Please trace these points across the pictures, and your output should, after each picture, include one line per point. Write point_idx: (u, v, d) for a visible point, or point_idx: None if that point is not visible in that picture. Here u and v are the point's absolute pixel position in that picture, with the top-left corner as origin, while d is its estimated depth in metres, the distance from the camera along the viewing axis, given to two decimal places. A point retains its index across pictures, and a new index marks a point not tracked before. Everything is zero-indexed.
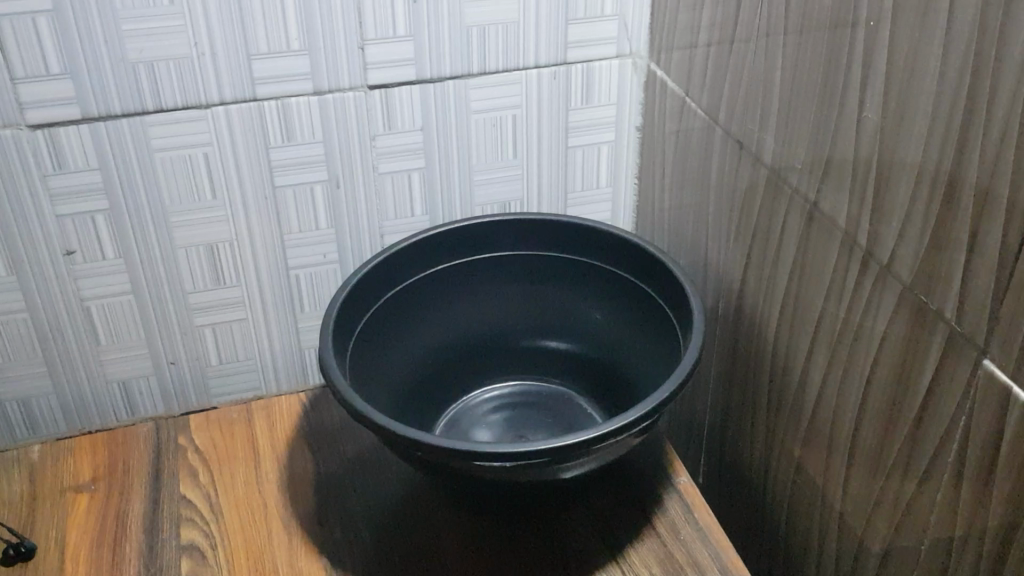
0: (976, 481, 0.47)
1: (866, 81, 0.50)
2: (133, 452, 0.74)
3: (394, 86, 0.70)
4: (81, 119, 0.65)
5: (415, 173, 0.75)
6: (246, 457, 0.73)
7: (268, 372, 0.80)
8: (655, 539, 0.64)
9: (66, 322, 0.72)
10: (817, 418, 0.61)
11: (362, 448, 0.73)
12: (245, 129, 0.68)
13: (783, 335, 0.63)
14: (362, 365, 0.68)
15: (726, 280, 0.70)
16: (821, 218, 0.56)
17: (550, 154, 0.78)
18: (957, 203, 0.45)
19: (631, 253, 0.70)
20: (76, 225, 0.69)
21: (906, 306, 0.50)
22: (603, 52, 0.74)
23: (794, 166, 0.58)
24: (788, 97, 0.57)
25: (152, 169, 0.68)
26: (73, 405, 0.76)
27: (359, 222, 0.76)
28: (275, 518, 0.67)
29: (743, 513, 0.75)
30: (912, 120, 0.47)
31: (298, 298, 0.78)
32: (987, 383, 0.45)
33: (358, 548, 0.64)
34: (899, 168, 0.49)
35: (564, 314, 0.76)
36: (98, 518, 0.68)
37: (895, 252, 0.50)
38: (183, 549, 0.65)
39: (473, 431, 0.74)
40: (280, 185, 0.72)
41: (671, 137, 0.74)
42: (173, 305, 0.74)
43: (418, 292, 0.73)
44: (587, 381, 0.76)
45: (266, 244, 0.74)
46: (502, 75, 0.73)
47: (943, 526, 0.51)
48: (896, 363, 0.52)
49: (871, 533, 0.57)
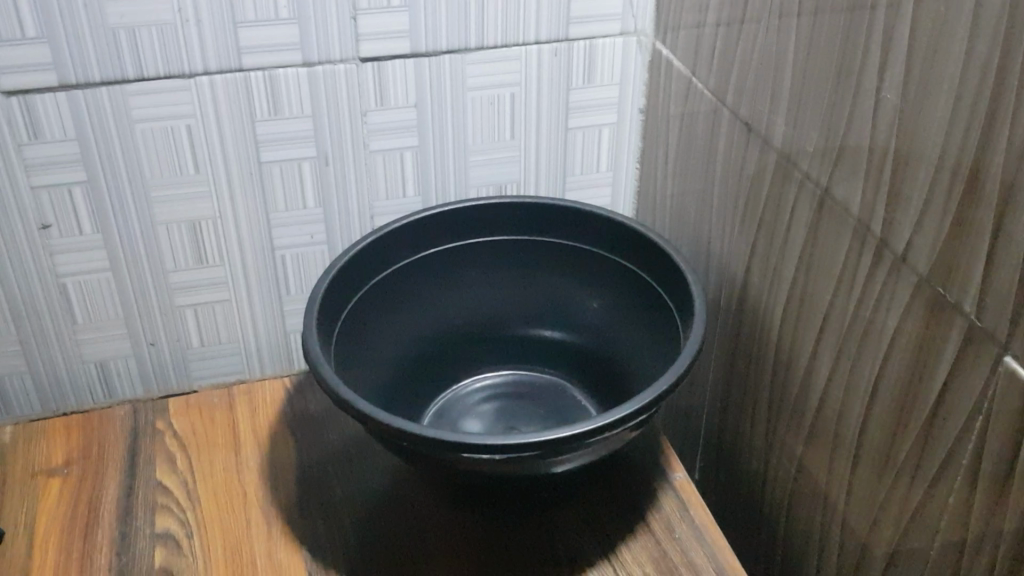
0: (992, 485, 0.45)
1: (885, 61, 0.47)
2: (109, 433, 0.71)
3: (387, 59, 0.67)
4: (58, 86, 0.62)
5: (408, 152, 0.72)
6: (226, 443, 0.70)
7: (252, 355, 0.78)
8: (649, 538, 0.61)
9: (41, 299, 0.69)
10: (822, 415, 0.58)
11: (347, 436, 0.70)
12: (231, 101, 0.66)
13: (788, 328, 0.61)
14: (349, 350, 0.65)
15: (729, 271, 0.68)
16: (833, 205, 0.54)
17: (548, 136, 0.76)
18: (982, 191, 0.42)
19: (631, 240, 0.68)
20: (53, 198, 0.66)
21: (920, 300, 0.47)
22: (606, 29, 0.71)
23: (805, 151, 0.55)
24: (801, 78, 0.55)
25: (133, 141, 0.65)
26: (48, 386, 0.74)
27: (348, 201, 0.73)
28: (254, 508, 0.64)
29: (741, 513, 0.72)
30: (934, 103, 0.44)
31: (284, 280, 0.75)
32: (1007, 382, 0.42)
33: (340, 541, 0.61)
34: (918, 154, 0.46)
35: (560, 303, 0.73)
36: (70, 503, 0.65)
37: (910, 242, 0.47)
38: (158, 538, 0.62)
39: (463, 421, 0.71)
40: (266, 160, 0.69)
41: (676, 120, 0.72)
42: (153, 284, 0.71)
43: (407, 276, 0.70)
44: (581, 372, 0.73)
45: (251, 222, 0.71)
46: (502, 51, 0.70)
47: (954, 529, 0.48)
48: (908, 360, 0.49)
49: (876, 537, 0.55)
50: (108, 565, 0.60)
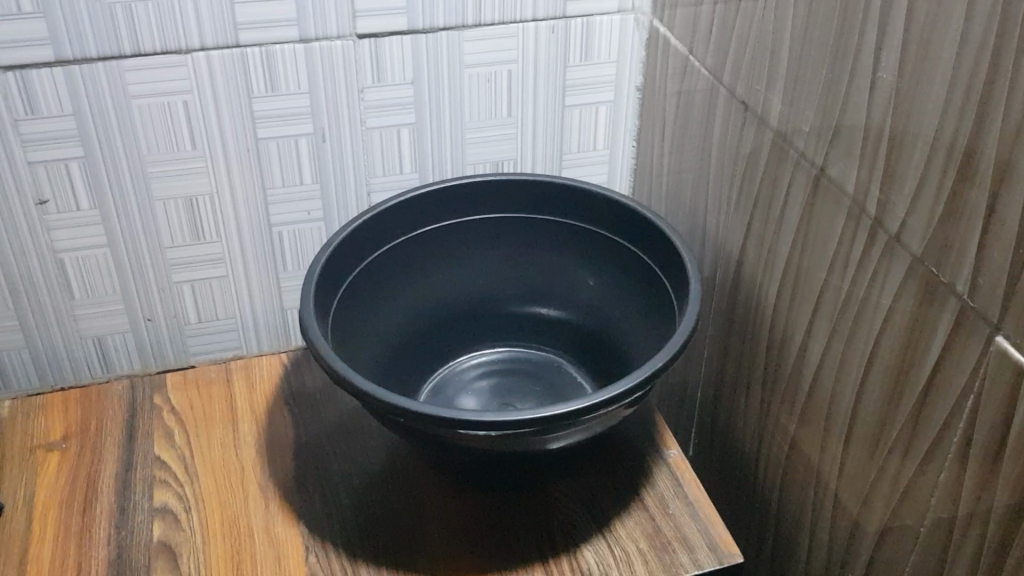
0: (982, 463, 0.45)
1: (881, 41, 0.47)
2: (107, 407, 0.71)
3: (384, 35, 0.67)
4: (55, 62, 0.62)
5: (405, 129, 0.72)
6: (223, 418, 0.71)
7: (249, 330, 0.78)
8: (643, 513, 0.61)
9: (38, 274, 0.70)
10: (815, 394, 0.59)
11: (344, 412, 0.71)
12: (227, 78, 0.65)
13: (783, 307, 0.61)
14: (346, 327, 0.65)
15: (725, 249, 0.68)
16: (828, 184, 0.54)
17: (545, 113, 0.76)
18: (976, 172, 0.42)
19: (627, 218, 0.68)
20: (50, 173, 0.66)
21: (914, 280, 0.48)
22: (603, 6, 0.71)
23: (801, 130, 0.55)
24: (798, 57, 0.55)
25: (130, 117, 0.65)
26: (46, 361, 0.74)
27: (345, 177, 0.73)
28: (252, 483, 0.65)
29: (735, 490, 0.73)
30: (930, 83, 0.44)
31: (281, 255, 0.75)
32: (998, 362, 0.43)
33: (336, 516, 0.62)
34: (913, 134, 0.46)
35: (556, 280, 0.73)
36: (69, 477, 0.66)
37: (905, 222, 0.48)
38: (156, 512, 0.63)
39: (459, 397, 0.72)
40: (264, 137, 0.69)
41: (673, 98, 0.72)
42: (150, 260, 0.72)
43: (404, 254, 0.70)
44: (577, 350, 0.74)
45: (249, 198, 0.71)
46: (498, 28, 0.70)
47: (944, 506, 0.48)
48: (901, 339, 0.49)
49: (868, 514, 0.55)
50: (107, 539, 0.61)
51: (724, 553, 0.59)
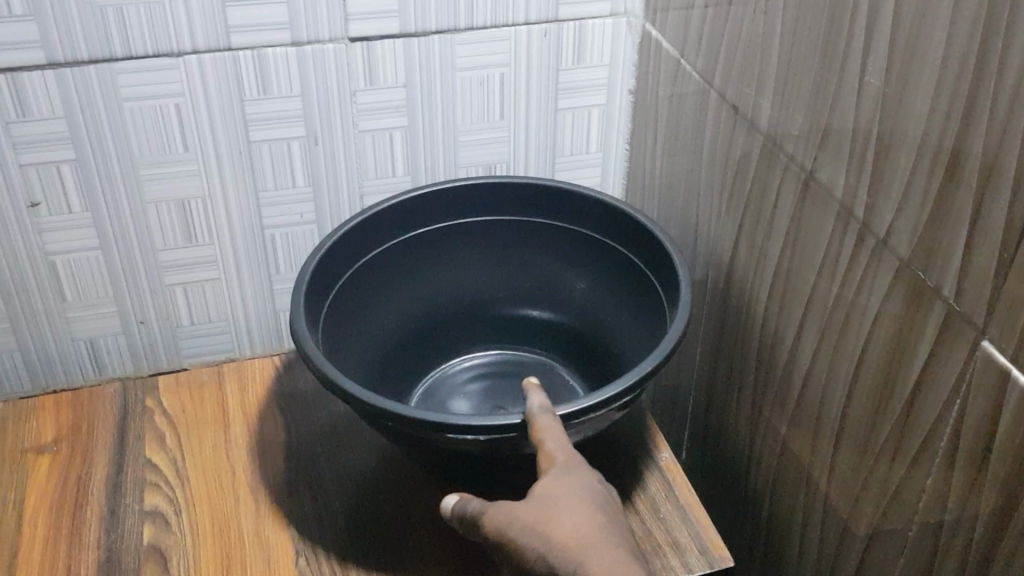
0: (969, 467, 0.45)
1: (868, 45, 0.47)
2: (99, 410, 0.71)
3: (376, 39, 0.67)
4: (46, 65, 0.62)
5: (397, 132, 0.72)
6: (214, 421, 0.70)
7: (242, 333, 0.78)
8: (634, 516, 0.61)
9: (30, 277, 0.70)
10: (805, 397, 0.59)
11: (335, 415, 0.71)
12: (219, 80, 0.66)
13: (773, 310, 0.61)
14: (337, 330, 0.65)
15: (716, 252, 0.68)
16: (817, 187, 0.54)
17: (538, 117, 0.76)
18: (961, 175, 0.42)
19: (618, 222, 0.68)
20: (41, 176, 0.66)
21: (901, 284, 0.48)
22: (596, 10, 0.71)
23: (790, 134, 0.55)
24: (787, 61, 0.55)
25: (122, 119, 0.65)
26: (38, 363, 0.74)
27: (337, 180, 0.73)
28: (242, 486, 0.65)
29: (726, 493, 0.73)
30: (916, 87, 0.44)
31: (273, 258, 0.75)
32: (984, 366, 0.43)
33: (327, 519, 0.62)
34: (901, 138, 0.46)
35: (548, 283, 0.73)
36: (60, 478, 0.66)
37: (893, 225, 0.48)
38: (146, 515, 0.63)
39: (450, 401, 0.72)
40: (256, 140, 0.69)
41: (664, 101, 0.72)
42: (143, 262, 0.72)
43: (396, 256, 0.70)
44: (568, 353, 0.74)
45: (241, 201, 0.71)
46: (490, 32, 0.70)
47: (932, 511, 0.48)
48: (890, 343, 0.49)
49: (857, 518, 0.55)
50: (97, 542, 0.61)
51: (715, 558, 0.58)
